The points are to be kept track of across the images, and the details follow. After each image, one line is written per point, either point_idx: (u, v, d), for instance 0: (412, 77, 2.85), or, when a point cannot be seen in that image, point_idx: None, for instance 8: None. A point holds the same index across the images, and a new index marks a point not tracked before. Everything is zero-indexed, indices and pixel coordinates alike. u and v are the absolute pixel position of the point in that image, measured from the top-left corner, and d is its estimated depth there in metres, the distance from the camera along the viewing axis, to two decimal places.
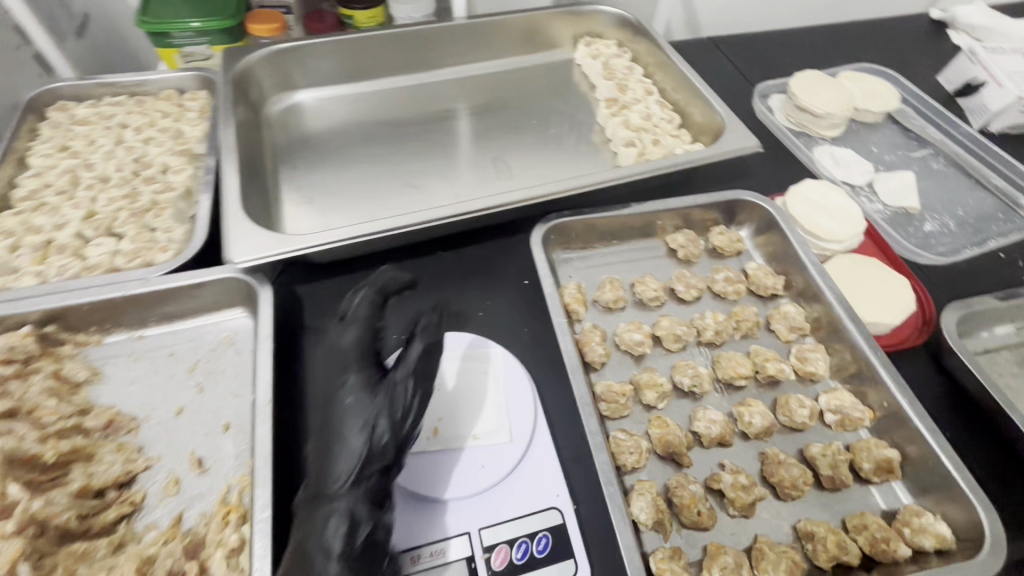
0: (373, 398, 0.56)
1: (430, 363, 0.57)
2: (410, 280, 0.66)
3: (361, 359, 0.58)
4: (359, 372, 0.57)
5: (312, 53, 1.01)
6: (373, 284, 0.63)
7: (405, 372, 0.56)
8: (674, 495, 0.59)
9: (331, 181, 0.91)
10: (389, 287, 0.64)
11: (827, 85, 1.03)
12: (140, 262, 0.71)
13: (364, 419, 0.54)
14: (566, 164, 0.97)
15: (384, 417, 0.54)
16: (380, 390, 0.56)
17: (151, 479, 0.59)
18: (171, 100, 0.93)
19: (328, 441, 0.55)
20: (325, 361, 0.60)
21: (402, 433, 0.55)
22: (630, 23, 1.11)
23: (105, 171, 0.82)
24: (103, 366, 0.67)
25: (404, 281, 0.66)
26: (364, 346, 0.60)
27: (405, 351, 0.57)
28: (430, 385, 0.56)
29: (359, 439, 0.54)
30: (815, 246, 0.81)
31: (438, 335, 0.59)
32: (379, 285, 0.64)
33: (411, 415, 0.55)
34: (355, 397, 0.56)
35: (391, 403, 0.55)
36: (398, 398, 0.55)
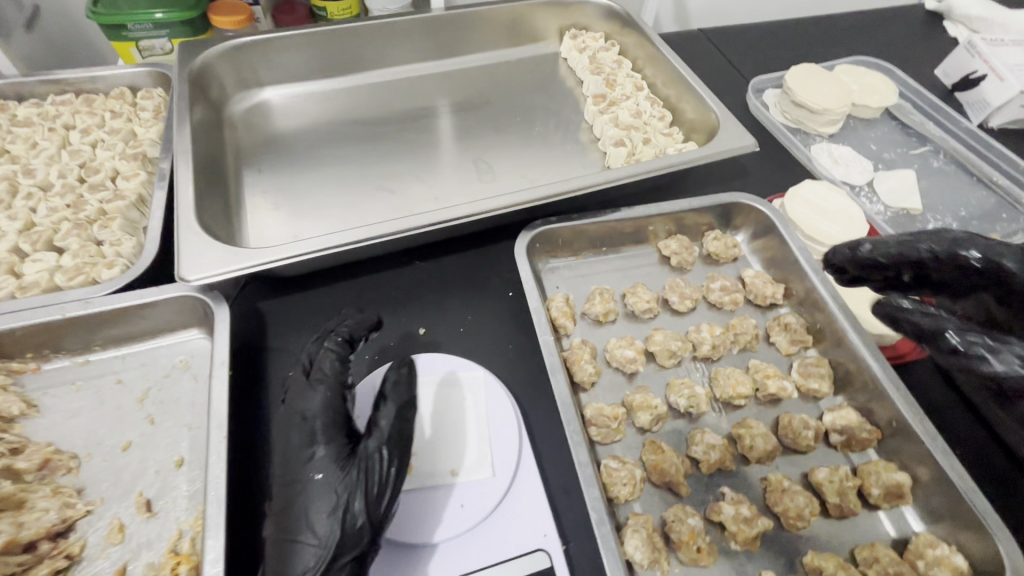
0: (345, 473, 0.50)
1: (405, 430, 0.53)
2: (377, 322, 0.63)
3: (331, 427, 0.53)
4: (329, 444, 0.52)
5: (278, 47, 0.94)
6: (341, 336, 0.59)
7: (378, 441, 0.51)
8: (671, 531, 0.54)
9: (300, 186, 0.85)
10: (356, 334, 0.60)
11: (823, 79, 0.98)
12: (81, 280, 0.64)
13: (334, 499, 0.49)
14: (552, 165, 0.91)
15: (358, 496, 0.49)
16: (353, 465, 0.50)
17: (93, 526, 0.53)
18: (123, 99, 0.86)
19: (294, 527, 0.49)
20: (287, 429, 0.54)
21: (377, 513, 0.49)
22: (618, 15, 1.06)
23: (47, 178, 0.75)
24: (41, 397, 0.61)
25: (370, 324, 0.62)
26: (335, 410, 0.54)
27: (376, 418, 0.53)
28: (406, 455, 0.52)
29: (329, 525, 0.48)
30: (815, 252, 0.76)
31: (410, 395, 0.55)
32: (347, 337, 0.59)
33: (388, 491, 0.49)
34: (325, 473, 0.50)
35: (367, 478, 0.49)
36: (371, 472, 0.49)
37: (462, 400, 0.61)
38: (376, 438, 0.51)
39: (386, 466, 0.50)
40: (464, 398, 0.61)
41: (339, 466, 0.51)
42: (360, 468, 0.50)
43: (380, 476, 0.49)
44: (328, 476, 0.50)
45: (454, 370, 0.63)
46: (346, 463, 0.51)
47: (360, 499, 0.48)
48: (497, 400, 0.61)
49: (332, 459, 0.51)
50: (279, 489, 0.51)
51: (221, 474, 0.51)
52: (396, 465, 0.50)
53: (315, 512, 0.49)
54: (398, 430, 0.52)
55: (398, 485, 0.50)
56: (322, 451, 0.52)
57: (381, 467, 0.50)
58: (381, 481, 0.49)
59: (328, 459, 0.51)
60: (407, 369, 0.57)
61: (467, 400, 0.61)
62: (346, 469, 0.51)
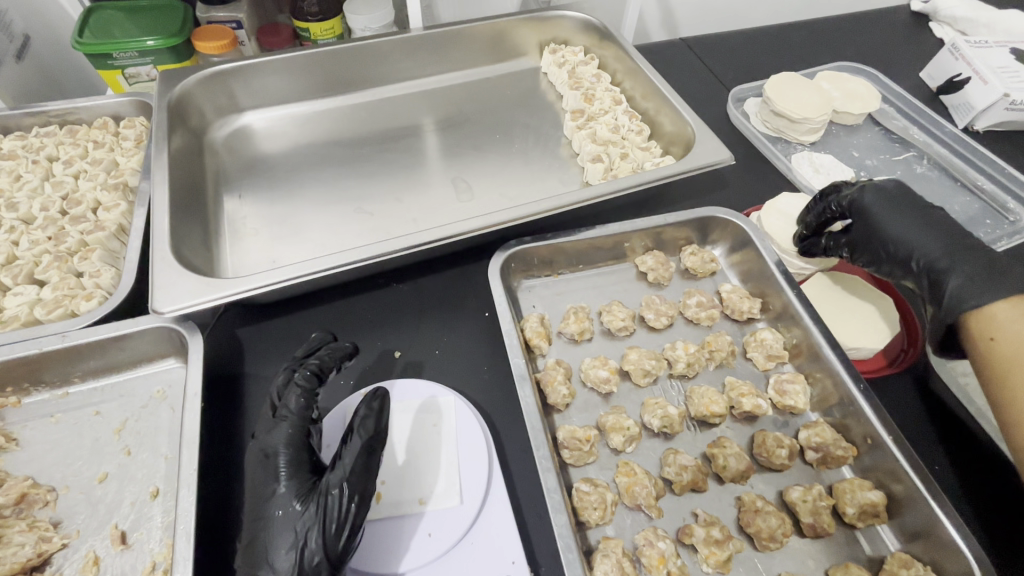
0: (305, 510, 0.51)
1: (368, 467, 0.52)
2: (353, 350, 0.63)
3: (295, 464, 0.54)
4: (293, 481, 0.53)
5: (258, 72, 0.95)
6: (309, 368, 0.59)
7: (339, 478, 0.51)
8: (642, 555, 0.54)
9: (280, 210, 0.85)
10: (326, 366, 0.60)
11: (804, 87, 0.98)
12: (61, 313, 0.66)
13: (294, 535, 0.50)
14: (531, 181, 0.91)
15: (315, 533, 0.49)
16: (313, 500, 0.51)
17: (69, 559, 0.54)
18: (106, 129, 0.88)
19: (257, 562, 0.50)
20: (252, 464, 0.54)
21: (336, 549, 0.49)
22: (596, 28, 1.06)
23: (30, 211, 0.77)
24: (21, 431, 0.62)
25: (345, 352, 0.62)
26: (299, 445, 0.55)
27: (342, 451, 0.53)
28: (368, 489, 0.51)
29: (289, 560, 0.49)
30: (792, 265, 0.76)
31: (378, 428, 0.54)
32: (316, 368, 0.59)
33: (346, 527, 0.49)
34: (286, 509, 0.51)
35: (324, 514, 0.49)
36: (328, 509, 0.49)
37: (432, 426, 0.61)
38: (337, 475, 0.51)
39: (343, 505, 0.49)
40: (433, 424, 0.61)
41: (302, 502, 0.51)
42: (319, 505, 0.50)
43: (337, 515, 0.49)
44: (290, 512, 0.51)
45: (423, 395, 0.63)
46: (308, 498, 0.52)
47: (316, 538, 0.48)
48: (467, 424, 0.61)
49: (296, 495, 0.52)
50: (246, 524, 0.52)
51: (190, 508, 0.51)
52: (355, 502, 0.50)
53: (276, 547, 0.50)
54: (361, 466, 0.52)
55: (359, 520, 0.50)
56: (286, 487, 0.53)
57: (338, 504, 0.49)
58: (339, 518, 0.49)
59: (291, 495, 0.52)
60: (378, 403, 0.56)
61: (437, 426, 0.61)
62: (307, 505, 0.51)
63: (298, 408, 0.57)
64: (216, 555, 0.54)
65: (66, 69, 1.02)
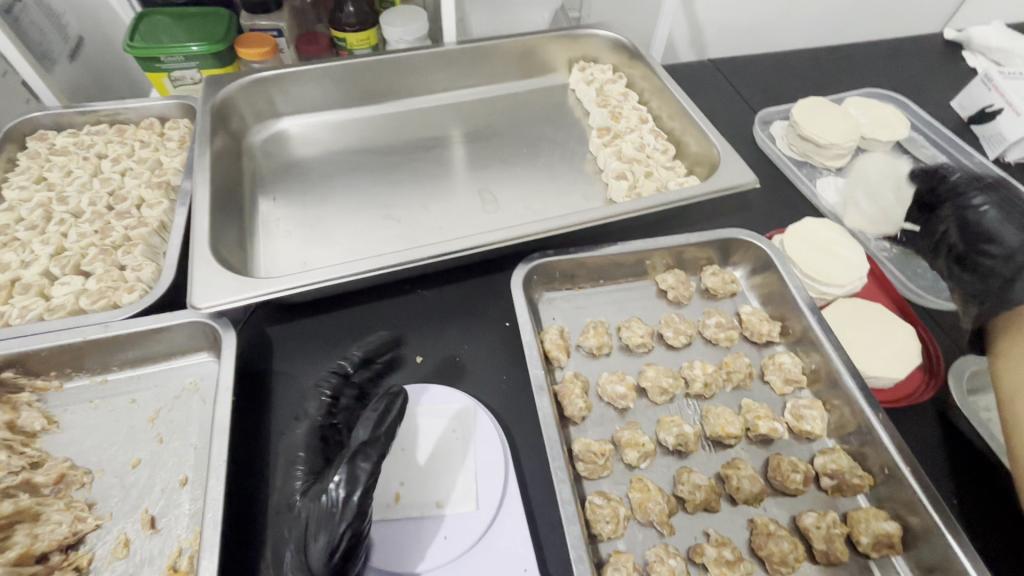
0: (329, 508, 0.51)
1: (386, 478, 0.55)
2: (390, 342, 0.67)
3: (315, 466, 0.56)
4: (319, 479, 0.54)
5: (297, 80, 0.99)
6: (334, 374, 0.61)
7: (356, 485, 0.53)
8: (652, 571, 0.55)
9: (310, 214, 0.89)
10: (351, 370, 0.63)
11: (831, 113, 0.98)
12: (104, 304, 0.69)
13: (298, 535, 0.49)
14: (555, 195, 0.93)
15: (309, 535, 0.48)
16: (310, 499, 0.50)
17: (101, 539, 0.56)
18: (152, 130, 0.92)
19: (280, 558, 0.51)
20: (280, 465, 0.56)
21: (327, 554, 0.47)
22: (626, 47, 1.08)
23: (79, 205, 0.81)
24: (62, 413, 0.65)
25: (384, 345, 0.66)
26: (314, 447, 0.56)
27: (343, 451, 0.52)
28: (363, 488, 0.49)
29: (294, 560, 0.49)
30: (814, 291, 0.76)
31: (382, 427, 0.53)
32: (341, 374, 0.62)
33: (335, 531, 0.47)
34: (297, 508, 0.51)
35: (316, 516, 0.48)
36: (320, 510, 0.48)
37: (452, 432, 0.62)
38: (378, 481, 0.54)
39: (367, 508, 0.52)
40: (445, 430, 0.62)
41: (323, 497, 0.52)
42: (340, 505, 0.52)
43: (347, 508, 0.48)
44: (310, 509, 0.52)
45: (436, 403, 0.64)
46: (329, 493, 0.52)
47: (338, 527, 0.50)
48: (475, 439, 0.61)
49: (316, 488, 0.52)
50: (275, 522, 0.54)
51: (219, 496, 0.54)
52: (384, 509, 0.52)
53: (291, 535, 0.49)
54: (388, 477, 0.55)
55: (353, 524, 0.48)
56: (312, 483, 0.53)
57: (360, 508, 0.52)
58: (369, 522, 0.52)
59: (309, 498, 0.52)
60: (389, 399, 0.55)
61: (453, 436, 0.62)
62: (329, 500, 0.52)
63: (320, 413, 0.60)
64: (236, 545, 0.56)
65: (113, 69, 1.07)
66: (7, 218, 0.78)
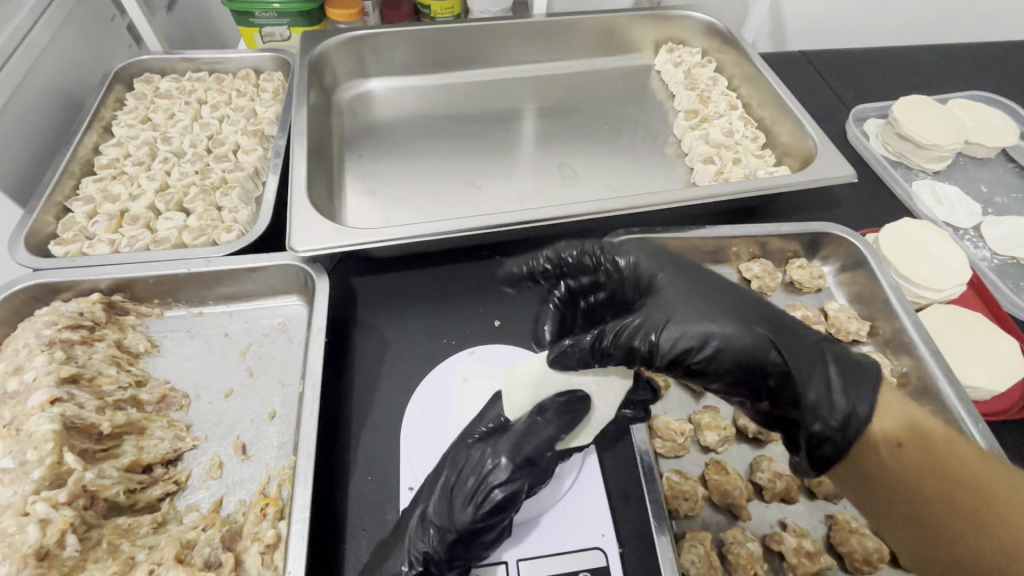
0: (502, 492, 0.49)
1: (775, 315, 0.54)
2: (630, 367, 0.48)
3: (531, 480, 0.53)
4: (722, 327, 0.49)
5: (388, 42, 1.00)
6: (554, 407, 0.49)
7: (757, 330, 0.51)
8: (729, 552, 0.54)
9: (394, 174, 0.90)
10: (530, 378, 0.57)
11: (935, 112, 0.93)
12: (205, 240, 0.72)
13: (451, 474, 0.51)
14: (637, 175, 0.92)
15: (454, 483, 0.50)
16: (466, 454, 0.51)
17: (197, 459, 0.59)
18: (248, 81, 0.94)
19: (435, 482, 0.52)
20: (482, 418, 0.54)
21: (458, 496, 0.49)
22: (719, 32, 1.05)
23: (181, 146, 0.85)
24: (161, 339, 0.68)
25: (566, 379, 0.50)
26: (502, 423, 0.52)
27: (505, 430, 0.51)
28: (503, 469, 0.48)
29: (436, 494, 0.50)
30: (908, 293, 0.74)
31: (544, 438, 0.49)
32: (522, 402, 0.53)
33: (464, 481, 0.49)
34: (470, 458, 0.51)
35: (462, 469, 0.50)
36: (465, 463, 0.50)
37: None
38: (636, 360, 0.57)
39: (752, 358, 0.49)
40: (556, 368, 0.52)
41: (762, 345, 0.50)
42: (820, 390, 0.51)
43: (482, 479, 0.49)
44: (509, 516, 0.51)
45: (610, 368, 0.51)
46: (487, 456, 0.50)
47: (471, 502, 0.48)
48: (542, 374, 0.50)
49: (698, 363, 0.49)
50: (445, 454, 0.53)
51: (312, 430, 0.56)
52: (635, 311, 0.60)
53: (477, 500, 0.48)
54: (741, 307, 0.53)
55: (478, 482, 0.49)
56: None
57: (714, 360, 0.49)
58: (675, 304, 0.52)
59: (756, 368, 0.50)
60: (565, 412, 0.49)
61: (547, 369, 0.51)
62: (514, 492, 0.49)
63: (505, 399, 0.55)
64: (323, 478, 0.58)
65: (201, 25, 1.11)
66: (117, 153, 0.82)
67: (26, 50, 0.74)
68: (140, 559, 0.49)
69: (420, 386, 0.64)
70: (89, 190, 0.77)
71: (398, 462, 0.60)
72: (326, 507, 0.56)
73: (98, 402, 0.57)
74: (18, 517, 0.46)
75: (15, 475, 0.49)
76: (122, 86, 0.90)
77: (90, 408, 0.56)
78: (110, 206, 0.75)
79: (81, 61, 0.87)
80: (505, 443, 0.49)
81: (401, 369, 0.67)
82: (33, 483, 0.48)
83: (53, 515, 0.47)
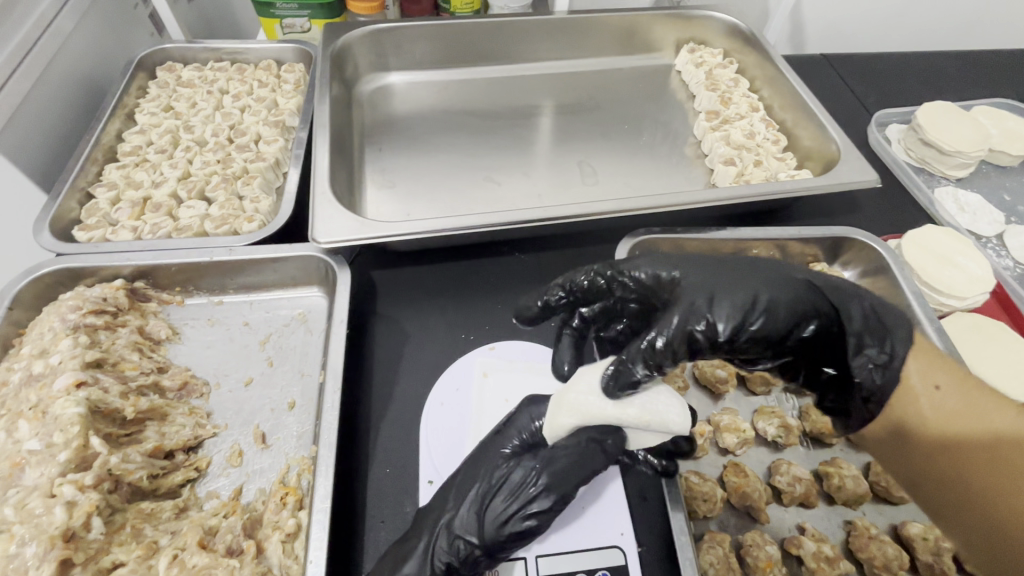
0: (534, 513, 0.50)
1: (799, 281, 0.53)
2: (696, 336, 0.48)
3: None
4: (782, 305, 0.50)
5: (409, 37, 1.00)
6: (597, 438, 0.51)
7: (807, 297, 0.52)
8: (748, 555, 0.54)
9: (412, 169, 0.90)
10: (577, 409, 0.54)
11: (960, 118, 0.92)
12: (227, 229, 0.72)
13: (483, 487, 0.51)
14: (656, 174, 0.92)
15: (487, 499, 0.50)
16: (503, 470, 0.51)
17: (217, 447, 0.59)
18: (270, 72, 0.94)
19: (459, 491, 0.51)
20: (513, 433, 0.54)
21: (490, 511, 0.49)
22: (741, 33, 1.04)
23: (203, 135, 0.85)
24: (182, 326, 0.69)
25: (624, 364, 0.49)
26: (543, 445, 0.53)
27: (549, 455, 0.51)
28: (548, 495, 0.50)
29: (465, 507, 0.50)
30: (930, 300, 0.73)
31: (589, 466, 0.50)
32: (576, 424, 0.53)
33: (501, 499, 0.50)
34: (507, 475, 0.51)
35: (497, 485, 0.51)
36: (499, 479, 0.51)
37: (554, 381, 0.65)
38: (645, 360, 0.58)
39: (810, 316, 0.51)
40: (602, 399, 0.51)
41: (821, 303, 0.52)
42: (859, 325, 0.51)
43: (522, 500, 0.49)
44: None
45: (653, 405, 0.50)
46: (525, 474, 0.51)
47: (502, 522, 0.49)
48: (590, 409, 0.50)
49: (758, 338, 0.49)
50: (470, 464, 0.53)
51: (333, 421, 0.56)
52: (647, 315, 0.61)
53: (512, 518, 0.49)
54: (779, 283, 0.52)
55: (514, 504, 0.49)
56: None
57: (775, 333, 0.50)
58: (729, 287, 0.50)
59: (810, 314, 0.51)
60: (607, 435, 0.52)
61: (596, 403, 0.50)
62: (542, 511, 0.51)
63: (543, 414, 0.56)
64: (342, 468, 0.58)
65: (221, 16, 1.12)
66: (139, 140, 0.82)
67: (52, 37, 0.75)
68: (163, 544, 0.49)
69: (439, 380, 0.65)
70: (112, 177, 0.77)
71: (416, 455, 0.60)
72: (345, 498, 0.57)
73: (122, 387, 0.57)
74: (45, 499, 0.47)
75: (42, 457, 0.49)
76: (145, 73, 0.91)
77: (114, 392, 0.56)
78: (133, 193, 0.75)
79: (105, 48, 0.87)
80: (552, 469, 0.50)
81: (419, 363, 0.67)
82: (59, 466, 0.48)
83: (79, 498, 0.47)
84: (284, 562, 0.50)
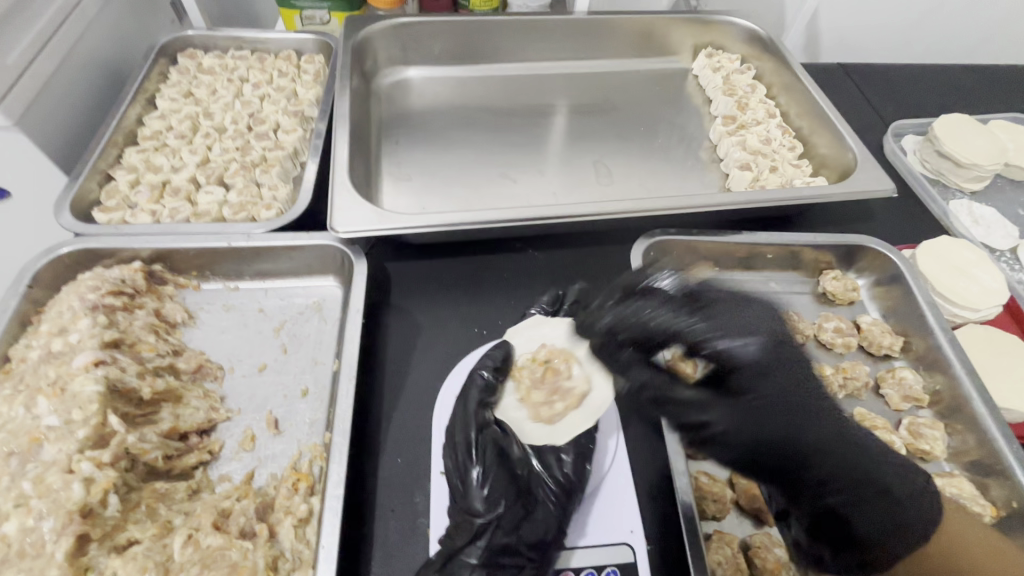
0: (490, 497, 0.52)
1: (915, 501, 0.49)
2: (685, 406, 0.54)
3: (571, 492, 0.55)
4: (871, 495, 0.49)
5: (429, 32, 1.01)
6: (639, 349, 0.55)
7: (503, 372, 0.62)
8: (755, 557, 0.55)
9: (429, 163, 0.90)
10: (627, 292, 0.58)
11: (977, 132, 0.92)
12: (245, 216, 0.73)
13: (454, 473, 0.55)
14: (671, 177, 0.92)
15: (460, 485, 0.54)
16: (460, 454, 0.55)
17: (229, 431, 0.59)
18: (289, 62, 0.95)
19: (410, 469, 0.58)
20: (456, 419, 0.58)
21: (468, 495, 0.53)
22: (760, 39, 1.04)
23: (222, 122, 0.85)
24: (197, 311, 0.69)
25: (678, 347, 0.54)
26: (485, 418, 0.57)
27: (485, 432, 0.56)
28: (499, 469, 0.54)
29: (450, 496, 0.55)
30: (944, 311, 0.73)
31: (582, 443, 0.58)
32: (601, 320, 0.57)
33: (468, 486, 0.53)
34: (468, 461, 0.54)
35: (459, 465, 0.55)
36: (457, 463, 0.55)
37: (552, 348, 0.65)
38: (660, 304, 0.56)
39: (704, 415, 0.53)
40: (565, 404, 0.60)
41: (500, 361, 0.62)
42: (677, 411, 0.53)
43: (482, 478, 0.53)
44: (555, 531, 0.52)
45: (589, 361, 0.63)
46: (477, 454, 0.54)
47: (477, 502, 0.52)
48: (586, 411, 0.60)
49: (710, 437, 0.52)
50: (418, 443, 0.60)
51: (347, 409, 0.56)
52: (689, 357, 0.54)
53: (488, 501, 0.52)
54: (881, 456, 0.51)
55: (481, 482, 0.53)
56: (521, 483, 0.54)
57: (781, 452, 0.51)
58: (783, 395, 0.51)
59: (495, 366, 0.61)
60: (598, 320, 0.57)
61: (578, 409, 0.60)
62: (510, 498, 0.53)
63: (493, 390, 0.60)
64: (354, 458, 0.59)
65: (239, 5, 1.12)
66: (159, 126, 0.83)
67: (77, 20, 0.75)
68: (177, 524, 0.50)
69: (452, 372, 0.65)
70: (132, 160, 0.78)
71: (426, 447, 0.60)
72: (354, 486, 0.57)
73: (139, 367, 0.58)
74: (63, 474, 0.47)
75: (61, 433, 0.49)
76: (166, 60, 0.91)
77: (131, 372, 0.57)
78: (152, 177, 0.76)
79: (128, 33, 0.88)
80: (489, 440, 0.55)
81: (431, 355, 0.67)
82: (77, 443, 0.49)
83: (96, 475, 0.48)
84: (296, 547, 0.50)
